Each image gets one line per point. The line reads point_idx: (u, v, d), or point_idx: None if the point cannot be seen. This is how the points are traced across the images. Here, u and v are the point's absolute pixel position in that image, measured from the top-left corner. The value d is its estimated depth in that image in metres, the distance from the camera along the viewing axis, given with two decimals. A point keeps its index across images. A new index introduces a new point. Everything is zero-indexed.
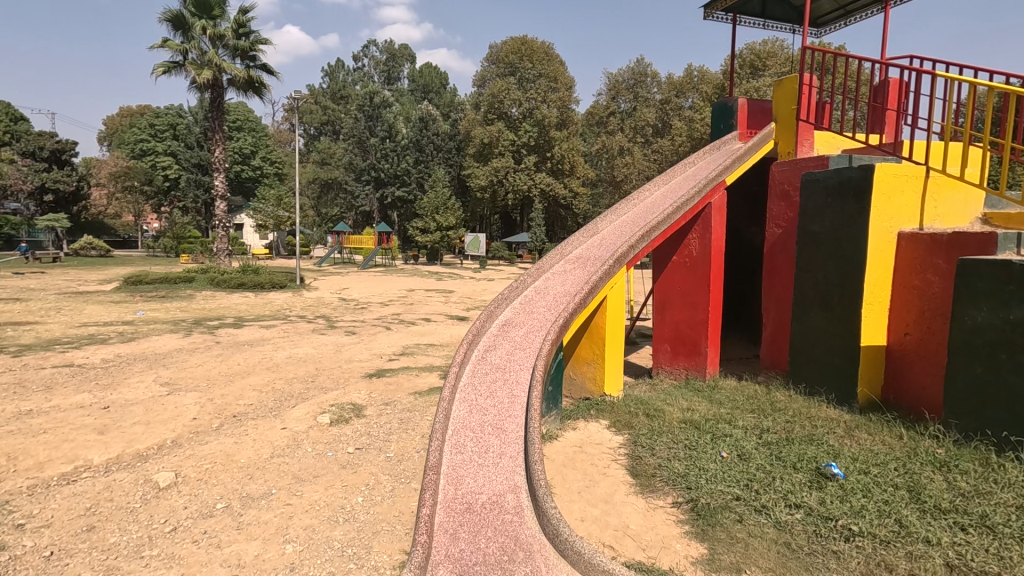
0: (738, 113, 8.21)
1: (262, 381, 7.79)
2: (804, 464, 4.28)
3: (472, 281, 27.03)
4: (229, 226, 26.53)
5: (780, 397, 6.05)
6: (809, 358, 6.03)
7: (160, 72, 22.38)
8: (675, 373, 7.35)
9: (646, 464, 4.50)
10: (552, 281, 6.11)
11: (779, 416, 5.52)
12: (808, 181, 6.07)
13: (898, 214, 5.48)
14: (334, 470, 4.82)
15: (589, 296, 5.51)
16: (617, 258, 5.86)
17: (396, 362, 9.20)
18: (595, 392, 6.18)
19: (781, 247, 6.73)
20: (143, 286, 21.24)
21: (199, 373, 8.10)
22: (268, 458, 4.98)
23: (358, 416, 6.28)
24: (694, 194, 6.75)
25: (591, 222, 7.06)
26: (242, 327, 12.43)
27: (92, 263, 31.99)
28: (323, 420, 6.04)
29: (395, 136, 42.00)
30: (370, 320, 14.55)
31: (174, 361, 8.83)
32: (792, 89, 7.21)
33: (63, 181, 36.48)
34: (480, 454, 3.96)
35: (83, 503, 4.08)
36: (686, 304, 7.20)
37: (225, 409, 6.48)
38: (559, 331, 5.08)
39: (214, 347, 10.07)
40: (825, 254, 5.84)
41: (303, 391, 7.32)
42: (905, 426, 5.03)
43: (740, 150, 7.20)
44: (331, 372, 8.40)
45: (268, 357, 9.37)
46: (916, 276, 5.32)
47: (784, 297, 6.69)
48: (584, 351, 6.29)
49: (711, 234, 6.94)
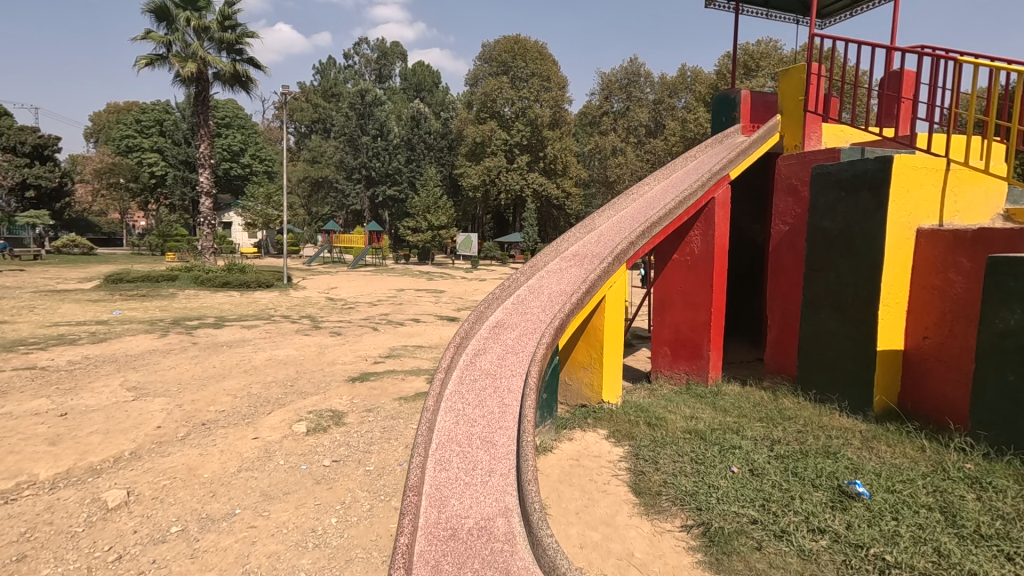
0: (741, 106, 7.86)
1: (239, 384, 7.35)
2: (824, 480, 3.92)
3: (463, 281, 26.52)
4: (214, 224, 25.89)
5: (789, 404, 5.70)
6: (820, 361, 5.68)
7: (143, 64, 21.79)
8: (676, 378, 6.96)
9: (650, 480, 4.10)
10: (547, 280, 5.70)
11: (790, 426, 5.17)
12: (820, 175, 5.71)
13: (917, 209, 5.12)
14: (307, 486, 4.38)
15: (587, 296, 5.12)
16: (617, 256, 5.48)
17: (382, 364, 8.76)
18: (593, 399, 5.75)
19: (788, 245, 6.39)
20: (124, 284, 20.64)
21: (171, 376, 7.62)
22: (235, 473, 4.53)
23: (337, 424, 5.83)
24: (697, 187, 6.38)
25: (588, 218, 6.66)
26: (222, 327, 11.91)
27: (74, 261, 31.28)
28: (298, 428, 5.57)
29: (387, 134, 41.47)
30: (357, 320, 14.08)
31: (145, 362, 8.34)
32: (798, 79, 6.84)
33: (46, 177, 35.94)
34: (468, 472, 3.58)
35: (16, 527, 3.61)
36: (687, 304, 6.83)
37: (194, 416, 6.01)
38: (555, 332, 4.68)
39: (191, 348, 9.58)
40: (837, 252, 5.48)
41: (281, 396, 6.85)
42: (927, 437, 4.66)
43: (745, 143, 6.84)
44: (312, 375, 7.94)
45: (247, 359, 8.89)
46: (937, 276, 4.96)
47: (792, 298, 6.33)
48: (580, 354, 5.85)
49: (714, 231, 6.57)
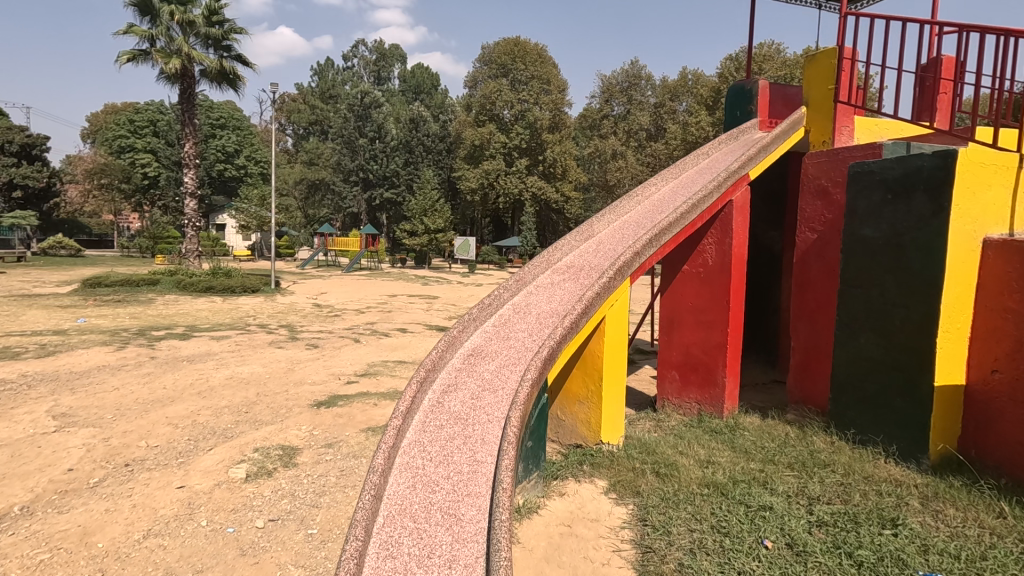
0: (758, 97, 6.99)
1: (185, 411, 6.41)
2: (888, 567, 3.07)
3: (459, 287, 25.57)
4: (199, 225, 24.45)
5: (822, 446, 4.81)
6: (859, 395, 4.80)
7: (124, 60, 20.90)
8: (685, 407, 6.06)
9: (663, 562, 3.19)
10: (536, 296, 4.78)
11: (828, 476, 4.29)
12: (858, 173, 4.83)
13: (983, 214, 4.26)
14: (227, 560, 3.47)
15: (583, 319, 4.20)
16: (620, 269, 4.57)
17: (354, 386, 7.81)
18: (589, 439, 4.80)
19: (816, 255, 5.52)
20: (102, 289, 19.68)
21: (109, 400, 6.67)
22: (139, 541, 3.62)
23: (286, 466, 4.90)
24: (713, 188, 5.45)
25: (586, 223, 5.74)
26: (189, 338, 10.99)
27: (59, 263, 30.23)
28: (234, 474, 4.61)
29: (385, 136, 40.71)
30: (340, 330, 13.14)
31: (88, 382, 7.42)
32: (828, 66, 5.93)
33: (33, 176, 34.93)
34: (423, 560, 2.68)
35: None
36: (699, 324, 5.93)
37: (119, 454, 5.08)
38: (543, 365, 3.76)
39: (147, 364, 8.65)
40: (881, 266, 4.62)
41: (228, 427, 5.91)
42: (1005, 498, 3.77)
43: (767, 139, 5.93)
44: (272, 400, 6.98)
45: (205, 378, 7.97)
46: (1011, 296, 4.10)
47: (822, 317, 5.45)
48: (575, 385, 4.91)
49: (732, 239, 5.68)
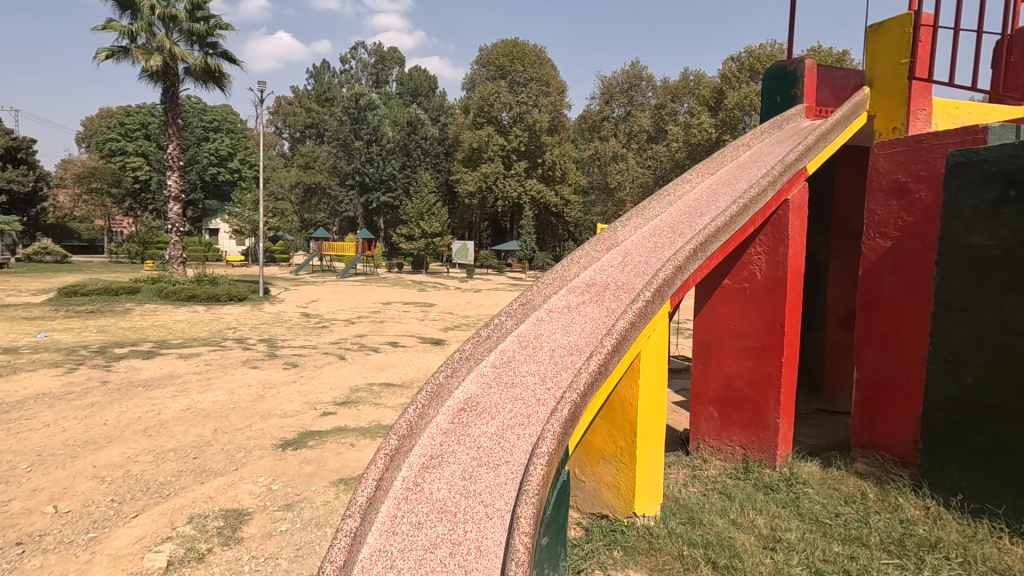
0: (804, 79, 5.93)
1: (118, 457, 5.29)
2: None
3: (457, 293, 24.42)
4: (184, 230, 22.88)
5: (915, 515, 3.73)
6: (966, 448, 3.71)
7: (103, 57, 19.84)
8: (726, 452, 4.94)
9: None
10: (548, 325, 3.69)
11: (946, 567, 3.18)
12: (958, 166, 3.82)
13: None
14: None
15: (615, 359, 3.10)
16: (660, 288, 3.47)
17: (331, 418, 6.66)
18: (618, 510, 3.72)
19: (890, 268, 4.45)
20: (78, 297, 18.50)
21: (31, 443, 5.55)
22: None
23: (225, 545, 3.77)
24: (768, 184, 4.37)
25: (608, 230, 4.62)
26: (152, 357, 9.83)
27: (42, 270, 29.07)
28: (151, 562, 3.51)
29: (381, 139, 39.12)
30: (326, 345, 12.00)
31: (16, 417, 6.31)
32: (900, 36, 4.87)
33: (18, 181, 33.54)
34: None
35: None
36: (744, 350, 4.83)
37: (12, 527, 3.96)
38: (565, 428, 2.66)
39: (95, 391, 7.49)
40: (1000, 285, 3.57)
41: (167, 481, 4.78)
42: None
43: (828, 123, 4.83)
44: (230, 440, 5.84)
45: (158, 408, 6.86)
46: None
47: (899, 346, 4.37)
48: (597, 437, 3.81)
49: (786, 248, 4.61)
